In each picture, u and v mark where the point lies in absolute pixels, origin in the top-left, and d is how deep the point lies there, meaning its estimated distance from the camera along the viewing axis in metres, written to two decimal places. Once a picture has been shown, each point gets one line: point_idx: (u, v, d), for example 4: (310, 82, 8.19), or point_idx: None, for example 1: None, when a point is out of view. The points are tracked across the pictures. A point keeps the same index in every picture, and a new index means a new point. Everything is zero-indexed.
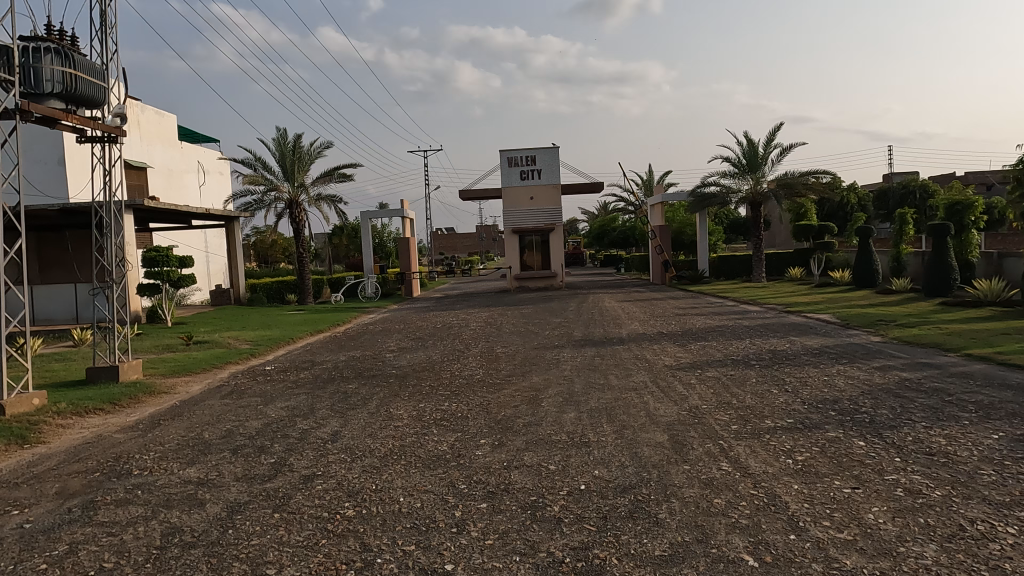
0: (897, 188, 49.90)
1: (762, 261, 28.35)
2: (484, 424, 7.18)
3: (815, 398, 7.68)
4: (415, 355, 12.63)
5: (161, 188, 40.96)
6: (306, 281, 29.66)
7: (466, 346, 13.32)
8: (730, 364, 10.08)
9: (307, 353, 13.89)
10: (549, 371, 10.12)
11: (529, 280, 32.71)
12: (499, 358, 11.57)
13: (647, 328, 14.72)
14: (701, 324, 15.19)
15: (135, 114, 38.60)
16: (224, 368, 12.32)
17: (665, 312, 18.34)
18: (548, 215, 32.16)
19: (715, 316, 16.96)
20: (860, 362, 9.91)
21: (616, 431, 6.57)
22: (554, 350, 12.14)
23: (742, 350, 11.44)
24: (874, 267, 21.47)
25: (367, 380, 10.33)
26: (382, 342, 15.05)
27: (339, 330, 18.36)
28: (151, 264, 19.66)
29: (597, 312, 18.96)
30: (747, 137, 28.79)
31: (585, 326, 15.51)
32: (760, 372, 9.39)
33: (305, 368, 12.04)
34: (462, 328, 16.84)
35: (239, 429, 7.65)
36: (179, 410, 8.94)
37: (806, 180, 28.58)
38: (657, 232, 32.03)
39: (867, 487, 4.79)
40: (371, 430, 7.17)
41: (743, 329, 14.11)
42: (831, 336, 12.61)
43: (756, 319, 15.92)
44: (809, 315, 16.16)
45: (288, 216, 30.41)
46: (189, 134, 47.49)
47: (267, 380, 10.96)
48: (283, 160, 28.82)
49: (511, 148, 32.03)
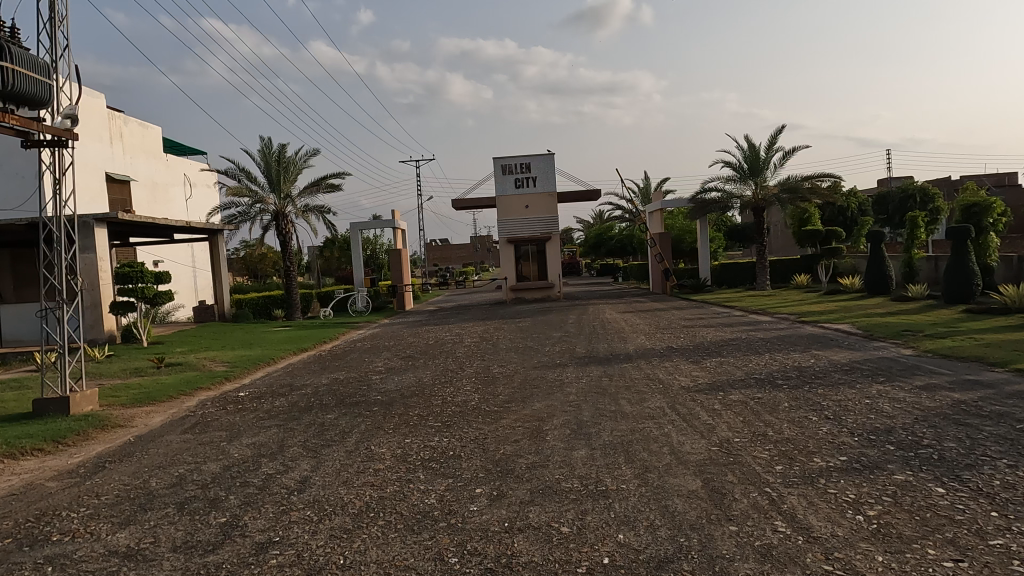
0: (897, 193, 49.21)
1: (765, 269, 27.41)
2: (480, 466, 6.08)
3: (864, 427, 6.61)
4: (403, 377, 11.53)
5: (145, 201, 39.81)
6: (293, 296, 28.55)
7: (460, 365, 12.23)
8: (754, 384, 9.01)
9: (288, 375, 12.76)
10: (553, 395, 9.03)
11: (525, 291, 31.63)
12: (496, 381, 10.45)
13: (656, 343, 13.67)
14: (712, 337, 14.15)
15: (118, 126, 37.49)
16: (194, 395, 11.15)
17: (671, 323, 17.31)
18: (545, 224, 31.17)
19: (725, 328, 15.90)
20: (900, 380, 8.85)
21: (637, 475, 5.50)
22: (556, 370, 11.06)
23: (763, 367, 10.37)
24: (887, 272, 20.50)
25: (350, 408, 9.22)
26: (370, 361, 13.94)
27: (325, 348, 17.23)
28: (124, 279, 18.53)
29: (599, 325, 17.88)
30: (748, 141, 27.95)
31: (587, 341, 14.45)
32: (791, 393, 8.33)
33: (282, 393, 10.90)
34: (457, 344, 15.75)
35: (192, 475, 6.52)
36: (129, 449, 7.79)
37: (810, 184, 27.72)
38: (656, 240, 31.04)
39: (974, 559, 3.73)
40: (346, 476, 6.05)
41: (759, 342, 13.06)
42: (858, 350, 11.57)
43: (770, 331, 14.89)
44: (825, 325, 15.15)
45: (275, 228, 29.34)
46: (176, 146, 46.41)
47: (238, 409, 9.81)
48: (269, 170, 27.78)
49: (505, 155, 31.13)
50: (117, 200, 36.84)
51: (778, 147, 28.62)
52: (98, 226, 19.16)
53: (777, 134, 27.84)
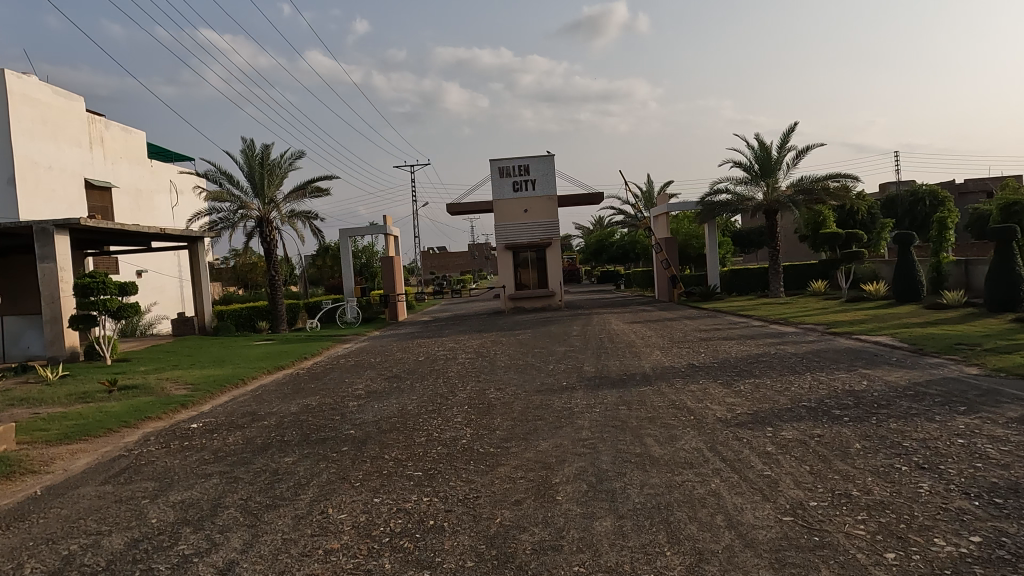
0: (906, 195, 47.92)
1: (779, 275, 25.86)
2: (469, 547, 4.43)
3: (975, 483, 4.99)
4: (385, 404, 9.86)
5: (127, 209, 38.23)
6: (278, 307, 26.92)
7: (451, 389, 10.59)
8: (806, 416, 7.38)
9: (253, 401, 11.09)
10: (561, 432, 7.39)
11: (523, 300, 29.97)
12: (492, 410, 8.80)
13: (675, 360, 12.02)
14: (737, 353, 12.50)
15: (99, 130, 35.89)
16: (137, 428, 9.49)
17: (687, 336, 15.69)
18: (545, 229, 29.62)
19: (748, 341, 14.27)
20: (987, 410, 7.18)
21: (692, 571, 3.85)
22: (563, 395, 9.43)
23: (808, 391, 8.74)
24: (917, 277, 18.90)
25: (314, 447, 7.58)
26: (349, 383, 12.26)
27: (305, 366, 15.58)
28: (84, 291, 16.86)
29: (606, 338, 16.24)
30: (759, 140, 26.45)
31: (597, 358, 12.78)
32: (858, 429, 6.70)
33: (240, 426, 9.21)
34: (448, 362, 14.08)
35: (83, 557, 4.83)
36: (25, 507, 6.13)
37: (826, 184, 26.17)
38: (662, 245, 29.47)
39: None
40: (286, 563, 4.40)
41: (793, 359, 11.42)
42: (911, 368, 9.94)
43: (799, 344, 13.30)
44: (861, 337, 13.54)
45: (259, 236, 27.75)
46: (161, 151, 44.92)
47: (181, 448, 8.13)
48: (252, 174, 26.19)
49: (503, 158, 29.63)
50: (97, 208, 35.24)
51: (791, 146, 27.14)
52: (59, 233, 17.54)
53: (790, 133, 26.35)
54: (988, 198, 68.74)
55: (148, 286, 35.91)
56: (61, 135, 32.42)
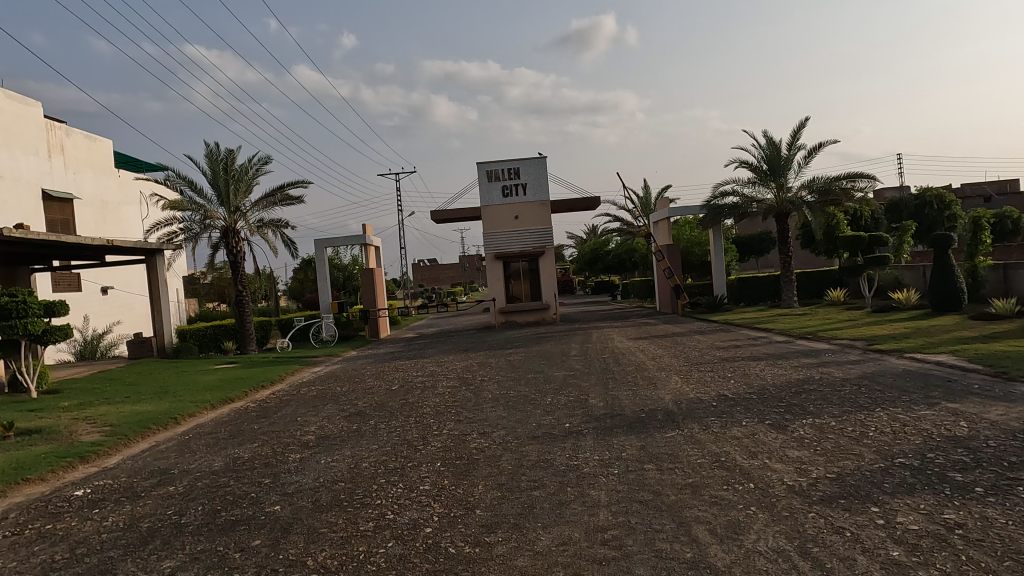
0: (909, 198, 46.19)
1: (791, 283, 23.85)
2: None
3: None
4: (332, 459, 7.56)
5: (92, 222, 35.78)
6: (247, 326, 24.60)
7: (422, 434, 8.32)
8: (919, 485, 5.17)
9: (172, 452, 8.75)
10: (569, 514, 5.12)
11: (515, 314, 27.65)
12: (473, 471, 6.54)
13: (699, 390, 9.79)
14: (775, 380, 10.30)
15: (59, 138, 33.48)
16: (2, 498, 7.14)
17: (704, 356, 13.47)
18: (537, 237, 27.49)
19: (779, 362, 12.04)
20: None
21: None
22: (564, 444, 7.21)
23: (896, 439, 6.51)
24: (957, 283, 16.77)
25: (214, 540, 5.28)
26: (301, 424, 9.96)
27: (259, 397, 13.25)
28: (2, 314, 14.32)
29: (611, 359, 14.04)
30: (768, 137, 24.44)
31: (603, 388, 10.52)
32: (1014, 514, 4.46)
33: (137, 496, 6.90)
34: (424, 393, 11.79)
35: None
36: None
37: (840, 184, 24.14)
38: (664, 253, 27.37)
39: None
40: None
41: (848, 388, 9.25)
42: (1009, 401, 7.73)
43: (843, 367, 11.12)
44: (916, 357, 11.41)
45: (225, 247, 25.41)
46: (131, 161, 42.53)
47: (35, 538, 5.78)
48: (216, 180, 23.85)
49: (490, 161, 27.58)
50: (56, 221, 32.76)
51: (801, 145, 25.13)
52: None
53: (800, 129, 24.33)
54: (985, 204, 67.83)
55: (113, 304, 33.36)
56: (16, 142, 30.04)
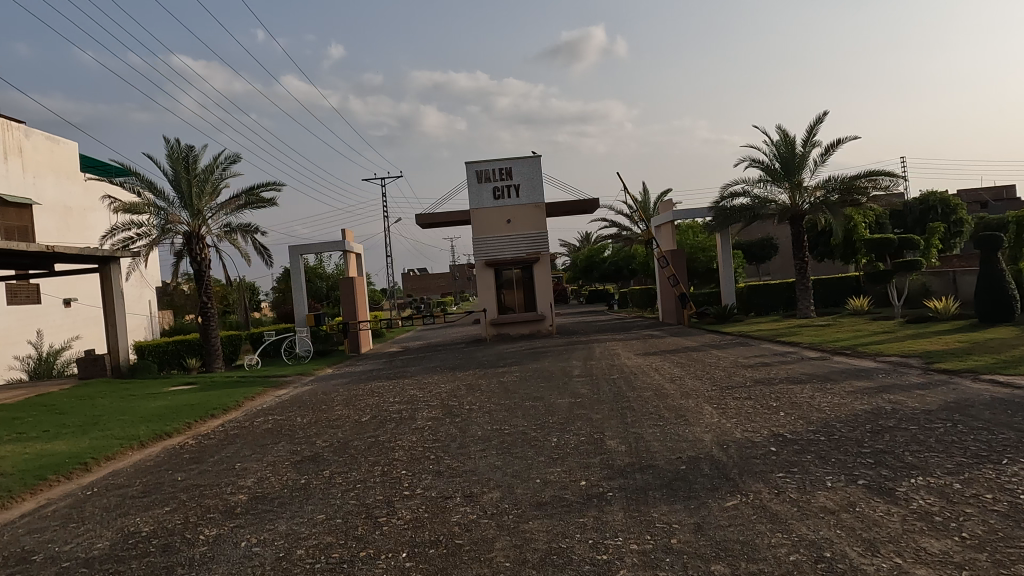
0: (913, 203, 44.51)
1: (808, 290, 21.90)
2: None
3: None
4: (256, 539, 5.39)
5: (54, 229, 33.40)
6: (212, 342, 22.31)
7: (388, 496, 6.18)
8: None
9: (56, 521, 6.54)
10: None
11: (508, 327, 25.47)
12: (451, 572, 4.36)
13: (745, 428, 7.68)
14: (835, 412, 8.21)
15: (16, 139, 31.12)
16: None
17: (733, 378, 11.38)
18: (531, 242, 25.39)
19: (828, 386, 9.94)
20: None
21: None
22: (584, 521, 5.08)
23: None
24: (1008, 291, 14.80)
25: None
26: (237, 473, 7.78)
27: (201, 431, 11.02)
28: None
29: (623, 380, 11.95)
30: (781, 132, 22.52)
31: (620, 423, 8.37)
32: None
33: None
34: (399, 428, 9.58)
35: None
36: None
37: (861, 183, 22.20)
38: (669, 258, 25.33)
39: None
40: None
41: (943, 426, 7.14)
42: None
43: (911, 393, 9.06)
44: (996, 380, 9.37)
45: (189, 255, 23.18)
46: (99, 164, 40.13)
47: None
48: (178, 180, 21.66)
49: (479, 161, 25.59)
50: (12, 228, 30.32)
51: (817, 141, 23.19)
52: None
53: (817, 124, 22.39)
54: (982, 210, 66.72)
55: (74, 317, 30.90)
56: None
